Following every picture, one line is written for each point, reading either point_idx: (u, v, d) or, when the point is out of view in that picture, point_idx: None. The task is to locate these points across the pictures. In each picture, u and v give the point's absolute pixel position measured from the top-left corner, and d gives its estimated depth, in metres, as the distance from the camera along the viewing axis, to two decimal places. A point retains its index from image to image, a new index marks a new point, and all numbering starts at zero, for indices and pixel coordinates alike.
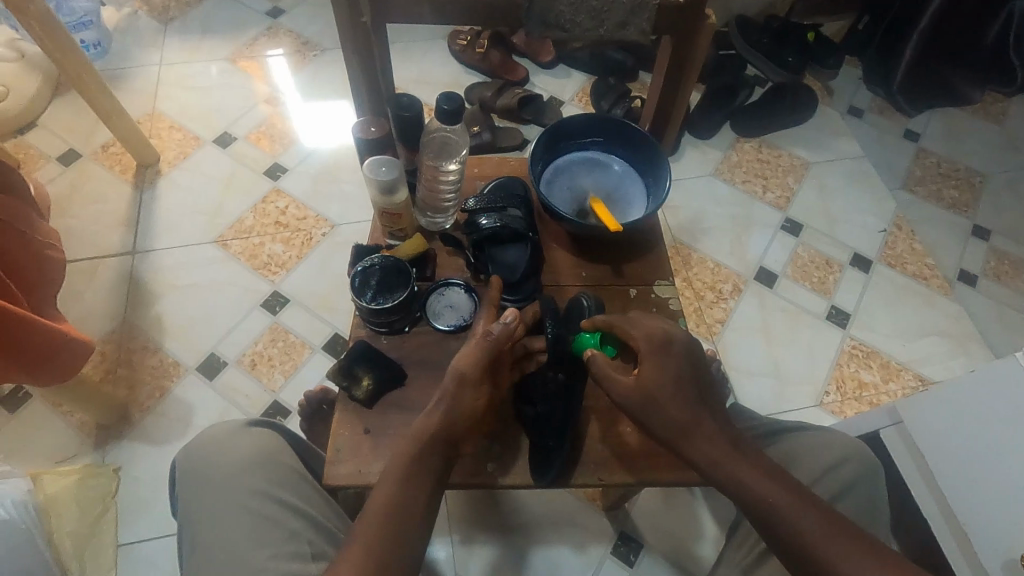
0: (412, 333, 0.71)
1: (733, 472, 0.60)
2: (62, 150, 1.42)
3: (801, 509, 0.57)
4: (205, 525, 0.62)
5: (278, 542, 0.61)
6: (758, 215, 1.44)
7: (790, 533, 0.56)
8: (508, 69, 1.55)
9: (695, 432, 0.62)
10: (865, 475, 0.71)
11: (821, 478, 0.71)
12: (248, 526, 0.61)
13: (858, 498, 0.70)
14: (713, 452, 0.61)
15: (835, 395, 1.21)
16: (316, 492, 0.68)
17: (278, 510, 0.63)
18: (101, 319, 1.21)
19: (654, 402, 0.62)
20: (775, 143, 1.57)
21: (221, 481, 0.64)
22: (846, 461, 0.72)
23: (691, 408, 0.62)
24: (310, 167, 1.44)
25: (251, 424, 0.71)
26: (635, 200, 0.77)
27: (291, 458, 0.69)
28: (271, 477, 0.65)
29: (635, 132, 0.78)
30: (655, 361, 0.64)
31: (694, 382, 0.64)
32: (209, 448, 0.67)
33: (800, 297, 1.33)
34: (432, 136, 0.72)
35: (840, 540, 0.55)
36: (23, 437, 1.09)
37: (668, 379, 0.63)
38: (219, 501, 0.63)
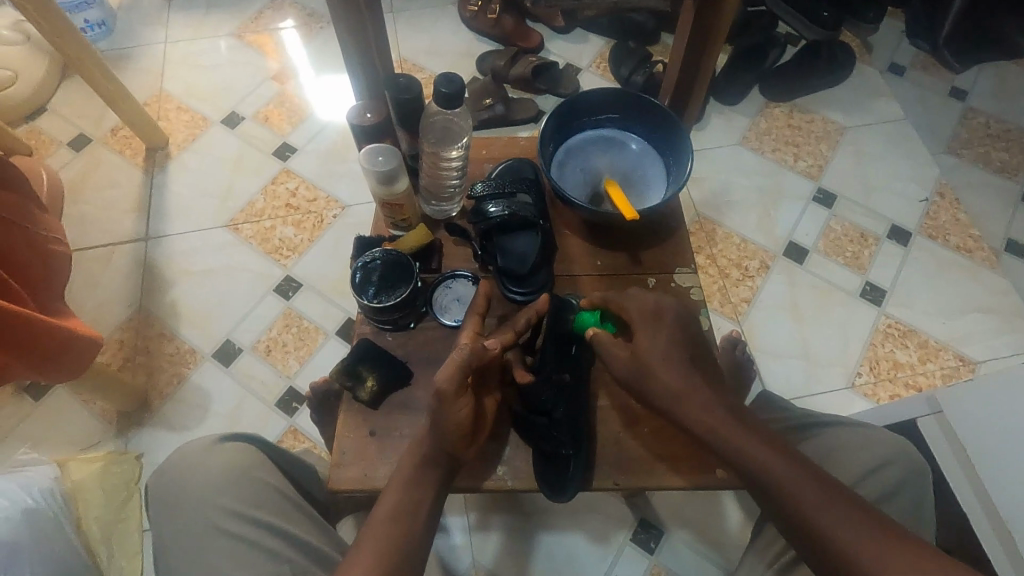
0: (418, 328, 0.68)
1: (732, 440, 0.56)
2: (73, 135, 1.41)
3: (803, 481, 0.53)
4: (185, 554, 0.62)
5: (258, 564, 0.61)
6: (789, 186, 1.36)
7: (794, 509, 0.52)
8: (522, 35, 1.47)
9: (690, 398, 0.58)
10: (908, 479, 0.67)
11: (859, 480, 0.67)
12: (227, 552, 0.62)
13: (901, 504, 0.66)
14: (711, 420, 0.57)
15: (868, 376, 1.16)
16: (297, 506, 0.68)
17: (254, 530, 0.63)
18: (117, 306, 1.22)
19: (655, 368, 0.59)
20: (807, 106, 1.47)
21: (198, 504, 0.64)
22: (889, 463, 0.68)
23: (686, 376, 0.59)
24: (319, 146, 1.41)
25: (224, 440, 0.70)
26: (654, 182, 0.72)
27: (269, 472, 0.69)
28: (245, 497, 0.65)
29: (654, 107, 0.71)
30: (652, 329, 0.61)
31: (691, 349, 0.61)
32: (180, 473, 0.67)
33: (833, 273, 1.26)
34: (432, 120, 0.67)
35: (842, 511, 0.51)
36: (48, 424, 1.11)
37: (665, 347, 0.60)
38: (196, 529, 0.63)
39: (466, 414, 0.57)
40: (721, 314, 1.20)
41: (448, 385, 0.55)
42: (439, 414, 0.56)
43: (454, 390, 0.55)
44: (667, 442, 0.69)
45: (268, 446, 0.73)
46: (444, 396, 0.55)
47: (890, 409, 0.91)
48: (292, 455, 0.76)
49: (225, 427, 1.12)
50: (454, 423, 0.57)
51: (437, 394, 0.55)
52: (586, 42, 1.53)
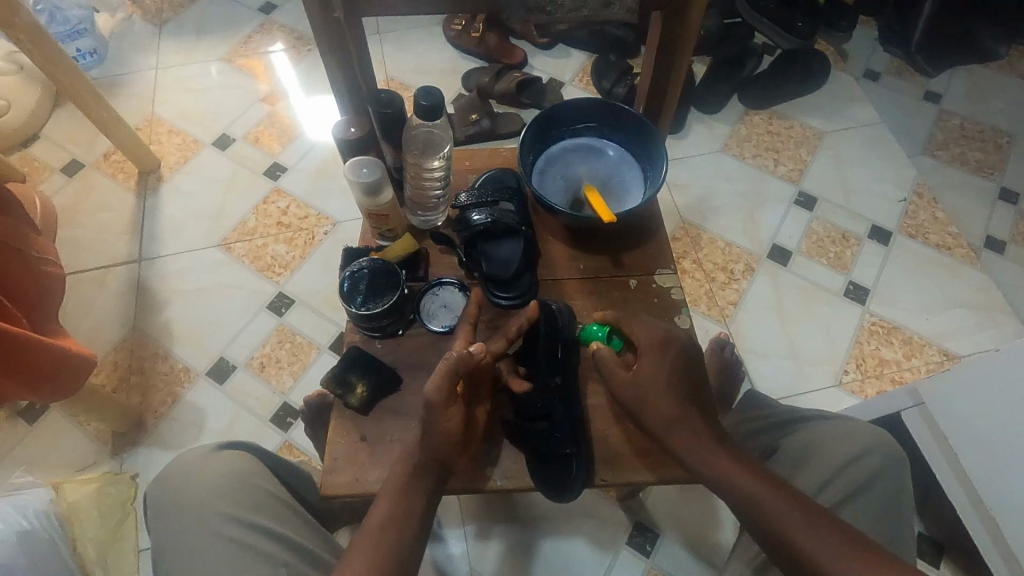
0: (406, 336, 0.69)
1: (723, 476, 0.59)
2: (65, 160, 1.43)
3: (798, 517, 0.55)
4: (183, 561, 0.63)
5: (257, 568, 0.62)
6: (770, 190, 1.39)
7: (777, 538, 0.55)
8: (506, 52, 1.51)
9: (682, 425, 0.61)
10: (887, 467, 0.68)
11: (837, 472, 0.69)
12: (224, 555, 0.62)
13: (880, 491, 0.67)
14: (697, 446, 0.60)
15: (855, 373, 1.17)
16: (294, 512, 0.69)
17: (253, 534, 0.64)
18: (111, 328, 1.23)
19: (650, 396, 0.62)
20: (786, 113, 1.51)
21: (196, 509, 0.65)
22: (868, 452, 0.69)
23: (677, 411, 0.62)
24: (310, 164, 1.43)
25: (221, 449, 0.72)
26: (632, 187, 0.74)
27: (266, 479, 0.70)
28: (243, 502, 0.66)
29: (630, 115, 0.73)
30: (652, 352, 0.64)
31: (688, 385, 0.63)
32: (178, 479, 0.68)
33: (816, 274, 1.28)
34: (414, 132, 0.69)
35: (829, 537, 0.53)
36: (43, 447, 1.11)
37: (665, 375, 0.63)
38: (194, 534, 0.64)
39: (457, 423, 0.59)
40: (708, 316, 1.22)
41: (436, 394, 0.57)
42: (430, 423, 0.57)
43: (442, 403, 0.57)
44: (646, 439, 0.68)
45: (263, 455, 0.74)
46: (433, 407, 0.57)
47: (874, 404, 0.93)
48: (288, 463, 0.77)
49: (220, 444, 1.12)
50: (445, 433, 0.58)
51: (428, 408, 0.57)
52: (568, 57, 1.57)
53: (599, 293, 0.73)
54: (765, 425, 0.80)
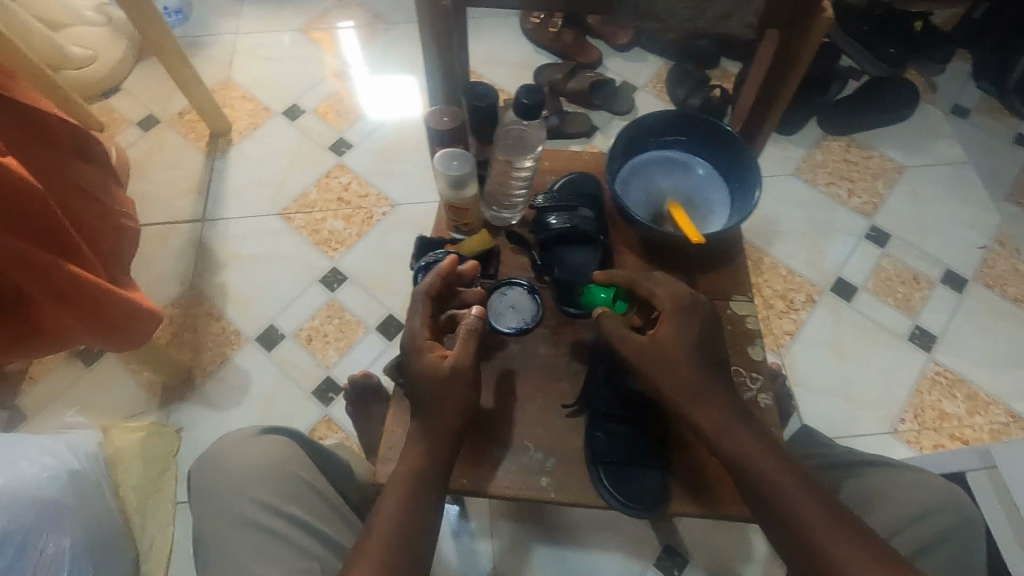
0: (471, 332, 0.68)
1: (740, 454, 0.57)
2: (142, 115, 1.47)
3: (810, 504, 0.54)
4: (218, 542, 0.64)
5: (288, 559, 0.63)
6: (841, 221, 1.34)
7: (789, 522, 0.54)
8: (581, 50, 1.49)
9: (713, 410, 0.58)
10: (961, 524, 0.65)
11: (908, 524, 0.66)
12: (258, 545, 0.63)
13: (952, 549, 0.64)
14: (727, 434, 0.58)
15: (912, 423, 1.12)
16: (329, 505, 0.70)
17: (289, 526, 0.65)
18: (170, 283, 1.26)
19: (672, 362, 0.59)
20: (866, 143, 1.45)
21: (235, 495, 0.66)
22: (944, 507, 0.66)
23: (700, 382, 0.59)
24: (374, 144, 1.44)
25: (260, 434, 0.73)
26: (718, 208, 0.71)
27: (303, 469, 0.71)
28: (278, 491, 0.67)
29: (725, 132, 0.70)
30: (675, 314, 0.61)
31: (709, 354, 0.60)
32: (221, 461, 0.69)
33: (881, 314, 1.23)
34: (507, 129, 0.68)
35: (841, 530, 0.53)
36: (95, 391, 1.15)
37: (688, 338, 0.60)
38: (229, 518, 0.65)
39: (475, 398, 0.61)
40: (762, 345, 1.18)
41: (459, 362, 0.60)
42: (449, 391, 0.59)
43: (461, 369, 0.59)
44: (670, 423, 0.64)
45: (303, 440, 0.75)
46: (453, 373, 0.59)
47: (939, 461, 0.89)
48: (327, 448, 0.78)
49: (261, 409, 1.14)
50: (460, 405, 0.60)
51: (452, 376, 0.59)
52: (644, 62, 1.54)
53: None
54: (832, 462, 0.75)
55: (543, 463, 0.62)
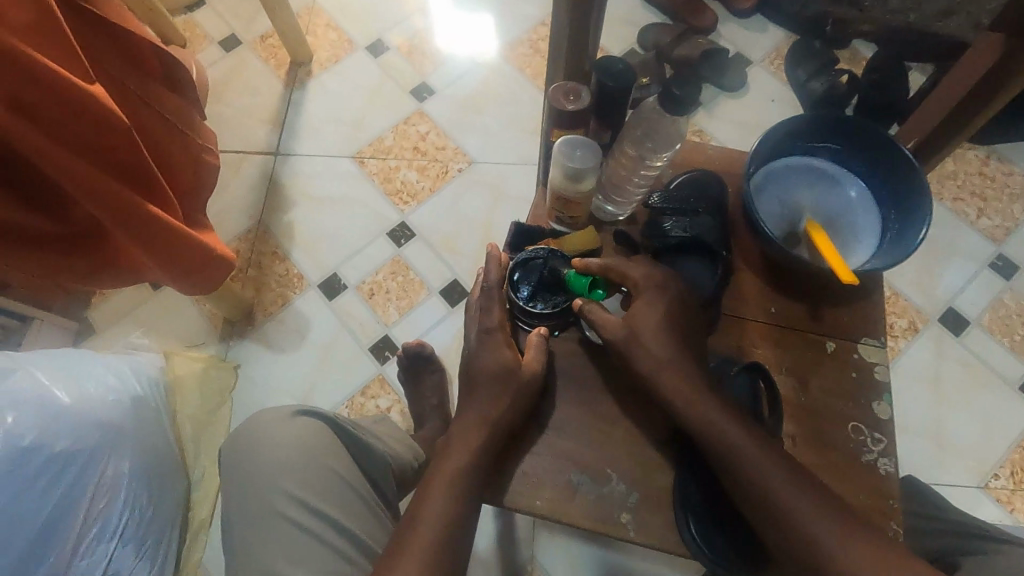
0: (560, 338, 0.63)
1: (714, 436, 0.53)
2: (224, 33, 1.41)
3: (796, 490, 0.50)
4: (248, 528, 0.64)
5: (315, 557, 0.62)
6: (964, 244, 1.19)
7: (776, 517, 0.50)
8: (696, 12, 1.33)
9: (716, 433, 0.53)
10: None
11: None
12: (285, 540, 0.63)
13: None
14: (733, 461, 0.52)
15: (1007, 481, 1.02)
16: (361, 500, 0.68)
17: (318, 523, 0.64)
18: (239, 216, 1.24)
19: (643, 335, 0.57)
20: (1009, 156, 1.26)
21: (265, 485, 0.65)
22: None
23: (669, 354, 0.56)
24: (457, 93, 1.35)
25: (297, 416, 0.70)
26: (866, 235, 0.61)
27: (336, 460, 0.69)
28: (309, 485, 0.66)
29: (894, 150, 0.60)
30: (651, 285, 0.58)
31: (678, 325, 0.57)
32: (254, 444, 0.68)
33: (992, 355, 1.10)
34: (643, 118, 0.61)
35: (836, 522, 0.49)
36: (160, 315, 1.16)
37: (664, 309, 0.57)
38: (259, 506, 0.65)
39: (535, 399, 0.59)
40: None
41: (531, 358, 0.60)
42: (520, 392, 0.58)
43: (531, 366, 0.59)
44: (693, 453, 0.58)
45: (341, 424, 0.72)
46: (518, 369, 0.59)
47: None
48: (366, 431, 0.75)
49: (318, 358, 1.13)
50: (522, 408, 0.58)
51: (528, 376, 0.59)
52: (764, 32, 1.37)
53: (787, 347, 0.61)
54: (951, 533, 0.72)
55: (625, 497, 0.58)
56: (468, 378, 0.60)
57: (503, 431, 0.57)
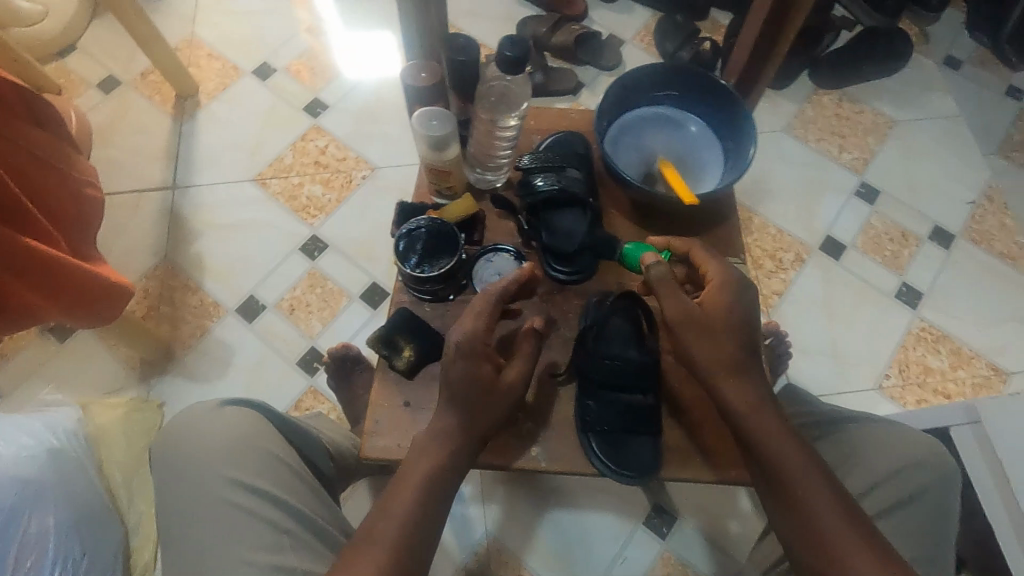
0: (456, 301, 0.65)
1: (763, 436, 0.58)
2: (102, 76, 1.38)
3: (808, 465, 0.57)
4: (185, 522, 0.63)
5: (250, 533, 0.61)
6: (832, 178, 1.32)
7: (796, 510, 0.56)
8: (566, 2, 1.41)
9: (743, 385, 0.59)
10: (931, 485, 0.64)
11: (884, 480, 0.65)
12: (223, 520, 0.62)
13: (923, 510, 0.63)
14: (752, 414, 0.58)
15: (897, 379, 1.13)
16: (299, 477, 0.68)
17: (255, 500, 0.63)
18: (144, 255, 1.21)
19: (707, 336, 0.60)
20: (858, 97, 1.41)
21: (197, 472, 0.64)
22: (918, 466, 0.65)
23: (736, 361, 0.59)
24: (351, 105, 1.37)
25: (223, 408, 0.70)
26: (710, 165, 0.68)
27: (270, 438, 0.69)
28: (245, 466, 0.65)
29: (719, 87, 0.67)
30: (722, 291, 0.61)
31: (748, 335, 0.61)
32: (185, 435, 0.67)
33: (869, 272, 1.23)
34: (490, 85, 0.65)
35: (828, 480, 0.56)
36: (70, 366, 1.11)
37: (733, 312, 0.61)
38: (195, 497, 0.63)
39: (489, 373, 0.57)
40: None
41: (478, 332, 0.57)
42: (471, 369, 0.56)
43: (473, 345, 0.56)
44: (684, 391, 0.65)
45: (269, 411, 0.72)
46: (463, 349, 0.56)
47: (925, 416, 0.91)
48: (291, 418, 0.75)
49: (246, 381, 1.12)
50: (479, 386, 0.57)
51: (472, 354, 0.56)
52: (632, 13, 1.47)
53: None
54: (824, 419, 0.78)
55: None
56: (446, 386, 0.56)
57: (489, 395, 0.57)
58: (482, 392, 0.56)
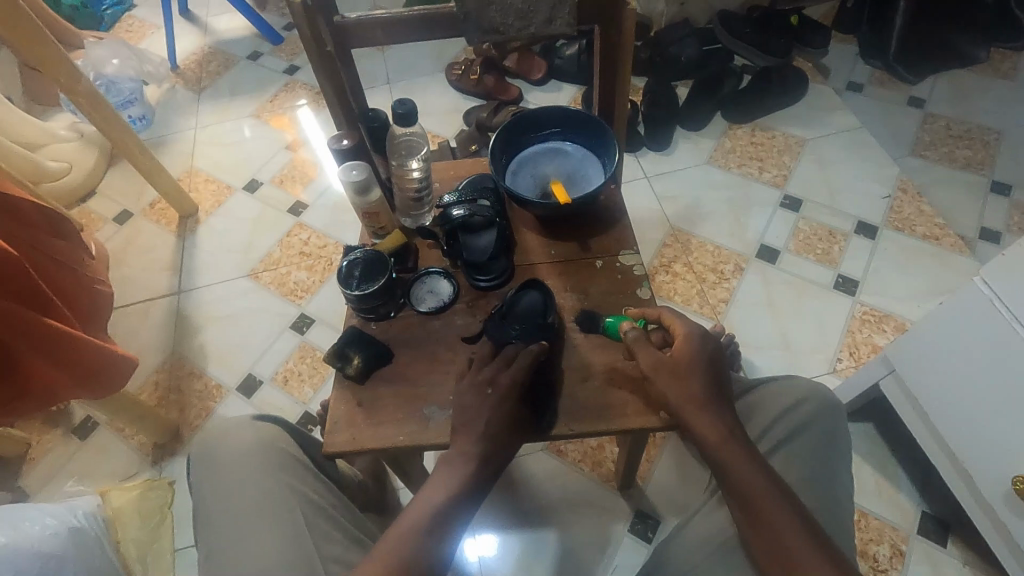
0: (398, 317, 0.79)
1: (731, 461, 0.63)
2: (117, 211, 1.61)
3: (763, 480, 0.62)
4: (221, 513, 0.68)
5: (272, 517, 0.67)
6: (758, 196, 1.46)
7: (766, 530, 0.60)
8: (502, 90, 1.66)
9: (705, 410, 0.66)
10: (822, 413, 0.74)
11: (780, 418, 0.75)
12: (249, 507, 0.68)
13: (812, 437, 0.73)
14: (712, 434, 0.65)
15: (848, 360, 1.21)
16: (314, 476, 0.74)
17: (277, 490, 0.69)
18: (154, 352, 1.36)
19: (674, 377, 0.68)
20: (768, 125, 1.60)
21: (227, 468, 0.71)
22: (804, 400, 0.75)
23: (703, 396, 0.67)
24: (328, 201, 1.58)
25: (255, 419, 0.77)
26: (593, 177, 0.83)
27: (289, 445, 0.75)
28: (269, 463, 0.71)
29: (588, 117, 0.84)
30: (688, 340, 0.69)
31: (713, 375, 0.68)
32: (218, 439, 0.74)
33: (805, 270, 1.33)
34: (397, 141, 0.84)
35: (788, 498, 0.61)
36: (91, 460, 1.23)
37: (699, 357, 0.68)
38: (230, 487, 0.70)
39: (506, 423, 0.65)
40: (700, 314, 1.28)
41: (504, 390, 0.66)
42: (495, 422, 0.64)
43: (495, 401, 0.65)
44: (626, 391, 0.74)
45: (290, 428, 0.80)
46: (486, 402, 0.65)
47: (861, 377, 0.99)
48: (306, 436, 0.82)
49: None
50: (497, 434, 0.64)
51: (501, 410, 0.65)
52: (560, 90, 1.71)
53: (569, 274, 0.82)
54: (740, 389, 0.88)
55: None
56: (468, 419, 0.65)
57: (500, 443, 0.64)
58: (510, 433, 0.65)
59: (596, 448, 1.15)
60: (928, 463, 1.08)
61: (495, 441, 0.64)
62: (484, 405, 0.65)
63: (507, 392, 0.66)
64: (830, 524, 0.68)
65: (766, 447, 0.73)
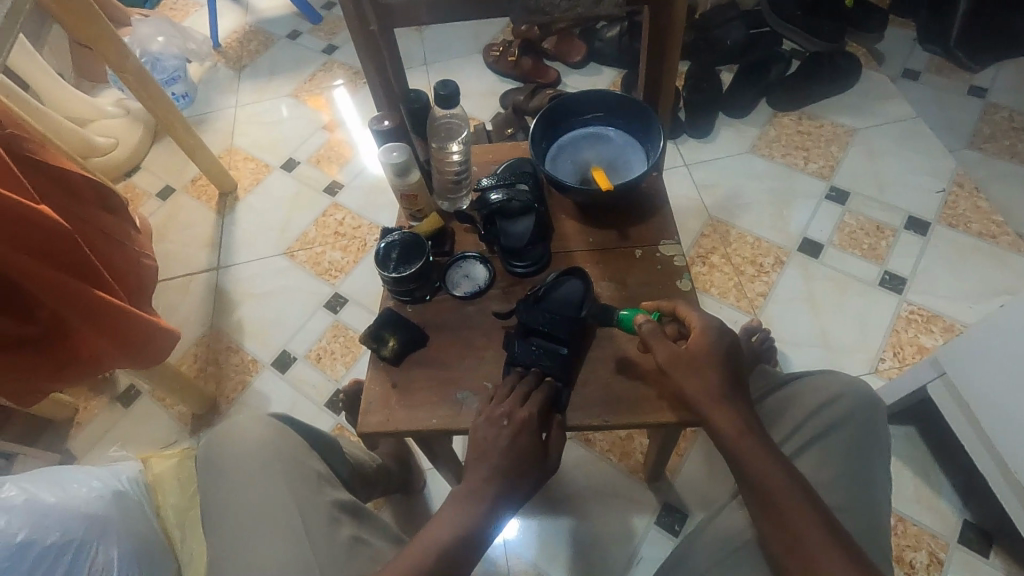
0: (433, 301, 0.79)
1: (748, 457, 0.62)
2: (160, 186, 1.65)
3: (781, 479, 0.60)
4: (229, 510, 0.70)
5: (275, 519, 0.68)
6: (802, 187, 1.41)
7: (785, 530, 0.58)
8: (540, 72, 1.63)
9: (722, 405, 0.64)
10: (857, 411, 0.72)
11: (814, 414, 0.72)
12: (252, 510, 0.69)
13: (846, 435, 0.71)
14: (730, 429, 0.63)
15: (891, 361, 1.16)
16: (319, 472, 0.74)
17: (279, 492, 0.70)
18: (193, 325, 1.40)
19: (691, 370, 0.66)
20: (816, 114, 1.53)
21: (232, 470, 0.72)
22: (840, 396, 0.73)
23: (720, 390, 0.65)
24: (363, 182, 1.59)
25: (268, 417, 0.79)
26: (635, 164, 0.82)
27: (293, 442, 0.76)
28: (272, 463, 0.72)
29: (631, 102, 0.82)
30: (704, 334, 0.67)
31: (731, 369, 0.66)
32: (222, 441, 0.75)
33: (850, 265, 1.29)
34: (439, 123, 0.84)
35: (810, 500, 0.59)
36: (133, 426, 1.27)
37: (717, 351, 0.66)
38: (236, 487, 0.71)
39: (527, 451, 0.64)
40: (736, 307, 1.25)
41: (521, 418, 0.65)
42: (513, 447, 0.63)
43: (513, 429, 0.64)
44: (648, 383, 0.72)
45: (297, 425, 0.81)
46: (503, 432, 0.64)
47: (907, 378, 0.95)
48: (316, 430, 0.82)
49: None
50: (517, 460, 0.63)
51: (518, 437, 0.64)
52: (599, 74, 1.67)
53: (607, 263, 0.81)
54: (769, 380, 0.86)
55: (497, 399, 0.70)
56: (486, 448, 0.64)
57: (521, 469, 0.63)
58: (525, 463, 0.63)
59: (624, 438, 1.14)
60: (973, 470, 1.04)
61: (516, 466, 0.63)
62: (502, 435, 0.64)
63: (525, 418, 0.65)
64: (865, 524, 0.66)
65: (796, 444, 0.71)
